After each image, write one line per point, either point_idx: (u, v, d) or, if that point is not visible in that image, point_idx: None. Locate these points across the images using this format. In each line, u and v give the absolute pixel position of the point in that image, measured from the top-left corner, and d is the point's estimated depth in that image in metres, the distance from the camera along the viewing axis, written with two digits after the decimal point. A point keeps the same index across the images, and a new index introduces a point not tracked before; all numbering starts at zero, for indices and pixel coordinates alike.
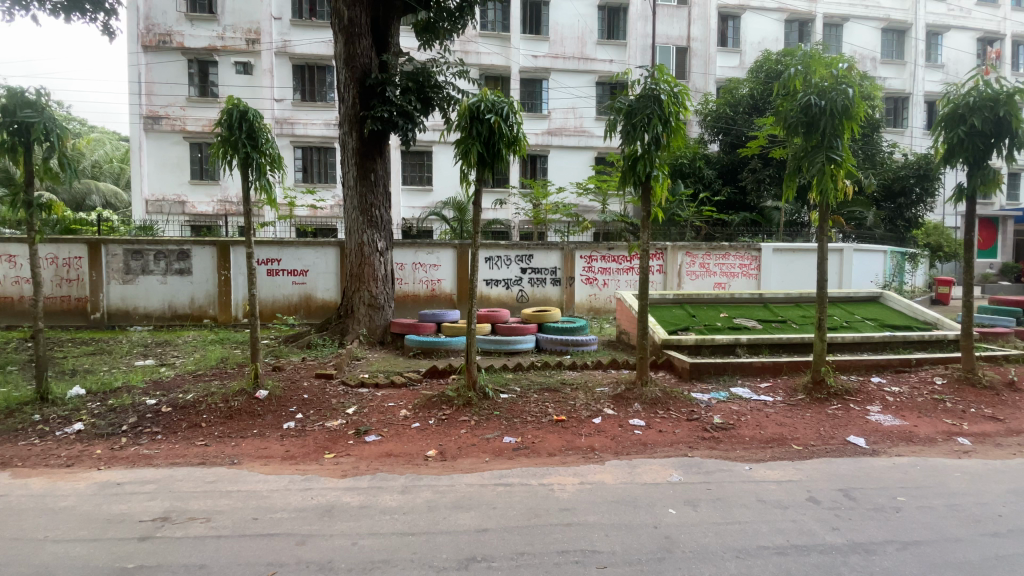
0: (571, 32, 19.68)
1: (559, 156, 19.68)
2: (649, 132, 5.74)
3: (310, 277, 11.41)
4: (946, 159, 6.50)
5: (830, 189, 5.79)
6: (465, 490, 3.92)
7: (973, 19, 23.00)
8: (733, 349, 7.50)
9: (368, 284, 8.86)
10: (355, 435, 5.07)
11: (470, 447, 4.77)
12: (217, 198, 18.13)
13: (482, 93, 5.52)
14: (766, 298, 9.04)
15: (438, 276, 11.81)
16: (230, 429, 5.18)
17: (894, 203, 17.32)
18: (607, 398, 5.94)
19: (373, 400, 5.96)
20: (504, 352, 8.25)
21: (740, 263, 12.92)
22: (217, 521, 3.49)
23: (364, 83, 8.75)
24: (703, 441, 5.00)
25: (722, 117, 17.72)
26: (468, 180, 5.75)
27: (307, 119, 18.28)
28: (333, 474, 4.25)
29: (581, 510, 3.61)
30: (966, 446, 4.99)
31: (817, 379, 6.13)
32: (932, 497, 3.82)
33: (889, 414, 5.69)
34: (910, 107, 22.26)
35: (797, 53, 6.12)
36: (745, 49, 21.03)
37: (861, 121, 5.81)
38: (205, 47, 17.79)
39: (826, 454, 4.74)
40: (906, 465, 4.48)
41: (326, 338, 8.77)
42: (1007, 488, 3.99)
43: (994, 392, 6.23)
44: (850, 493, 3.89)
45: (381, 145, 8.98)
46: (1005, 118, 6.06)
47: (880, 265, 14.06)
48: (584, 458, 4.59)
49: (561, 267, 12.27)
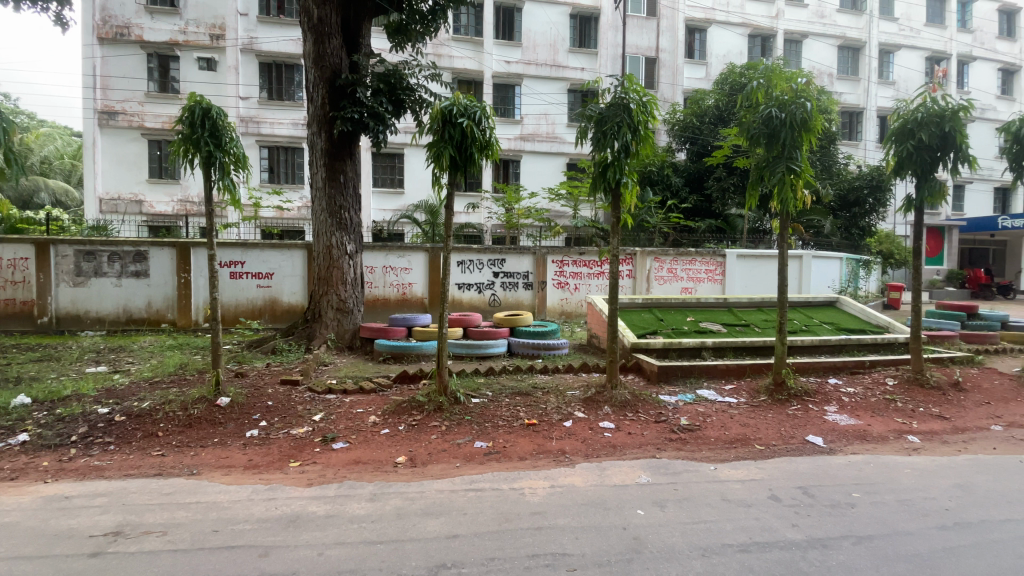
0: (543, 39, 19.89)
1: (531, 161, 19.83)
2: (618, 139, 5.84)
3: (276, 280, 11.10)
4: (896, 171, 6.87)
5: (790, 198, 6.04)
6: (434, 497, 3.88)
7: (922, 39, 24.33)
8: (699, 353, 7.68)
9: (336, 287, 8.70)
10: (321, 442, 4.94)
11: (440, 453, 4.72)
12: (177, 198, 17.45)
13: (454, 97, 5.49)
14: (731, 303, 9.32)
15: (409, 280, 11.69)
16: (190, 439, 4.97)
17: (849, 212, 18.11)
18: (577, 401, 5.99)
19: (340, 406, 5.83)
20: (476, 356, 8.20)
21: (707, 268, 13.28)
22: (173, 534, 3.34)
23: (334, 83, 8.61)
24: (670, 442, 5.10)
25: (690, 127, 18.27)
26: (441, 184, 5.72)
27: (273, 118, 17.80)
28: (299, 483, 4.14)
29: (552, 514, 3.62)
30: (916, 443, 5.25)
31: (778, 380, 6.34)
32: (884, 493, 4.01)
33: (845, 414, 5.94)
34: (864, 121, 23.46)
35: (759, 67, 6.36)
36: (710, 61, 21.70)
37: (819, 133, 6.06)
38: (166, 41, 17.16)
39: (786, 453, 4.91)
40: (861, 462, 4.69)
41: (292, 343, 8.54)
42: (953, 483, 4.23)
43: (941, 392, 6.58)
44: (809, 490, 4.04)
45: (351, 147, 8.84)
46: (950, 133, 6.43)
47: (837, 272, 14.67)
48: (555, 461, 4.61)
49: (533, 271, 12.32)
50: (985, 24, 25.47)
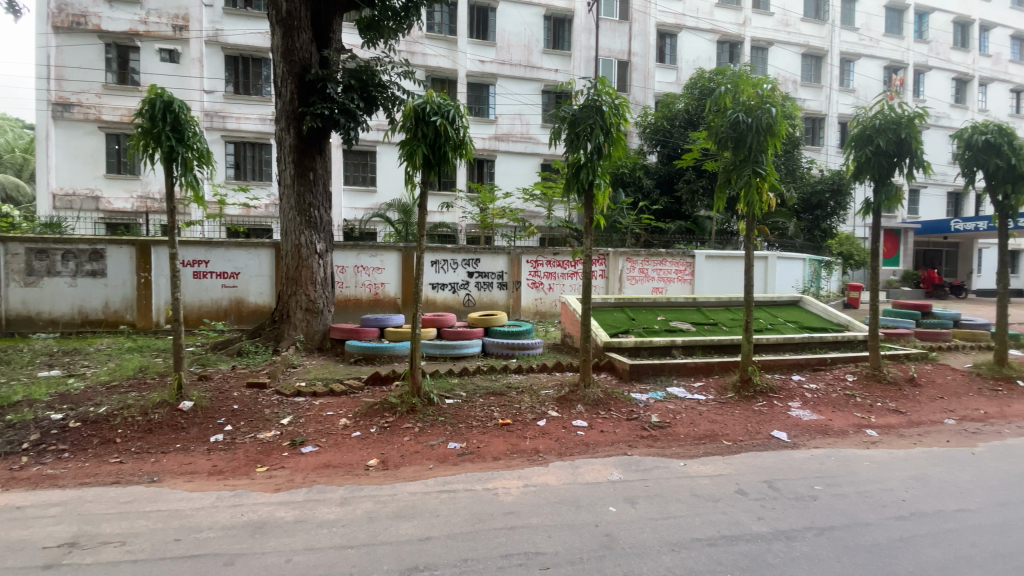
0: (517, 40, 19.92)
1: (505, 161, 19.83)
2: (591, 141, 5.90)
3: (242, 280, 10.75)
4: (856, 176, 7.16)
5: (756, 201, 6.23)
6: (407, 499, 3.82)
7: (880, 49, 25.42)
8: (669, 351, 7.82)
9: (305, 287, 8.50)
10: (290, 446, 4.81)
11: (413, 455, 4.66)
12: (136, 194, 16.72)
13: (427, 95, 5.43)
14: (700, 302, 9.54)
15: (381, 280, 11.51)
16: (150, 445, 4.77)
17: (812, 214, 18.81)
18: (551, 400, 6.02)
19: (310, 409, 5.69)
20: (450, 357, 8.14)
21: (676, 269, 13.57)
22: (132, 544, 3.18)
23: (303, 79, 8.40)
24: (641, 439, 5.18)
25: (660, 130, 18.64)
26: (414, 183, 5.65)
27: (239, 113, 17.26)
28: (266, 488, 4.01)
29: (525, 513, 3.62)
30: (874, 437, 5.49)
31: (745, 377, 6.52)
32: (845, 485, 4.18)
33: (807, 409, 6.16)
34: (826, 127, 24.42)
35: (727, 73, 6.53)
36: (681, 66, 22.17)
37: (783, 138, 6.26)
38: (126, 31, 16.43)
39: (752, 448, 5.05)
40: (823, 456, 4.87)
41: (259, 344, 8.30)
42: (909, 474, 4.43)
43: (897, 387, 6.89)
44: (774, 484, 4.17)
45: (321, 144, 8.64)
46: (907, 140, 6.74)
47: (800, 272, 15.21)
48: (529, 460, 4.62)
49: (507, 271, 12.31)
50: (940, 35, 26.68)
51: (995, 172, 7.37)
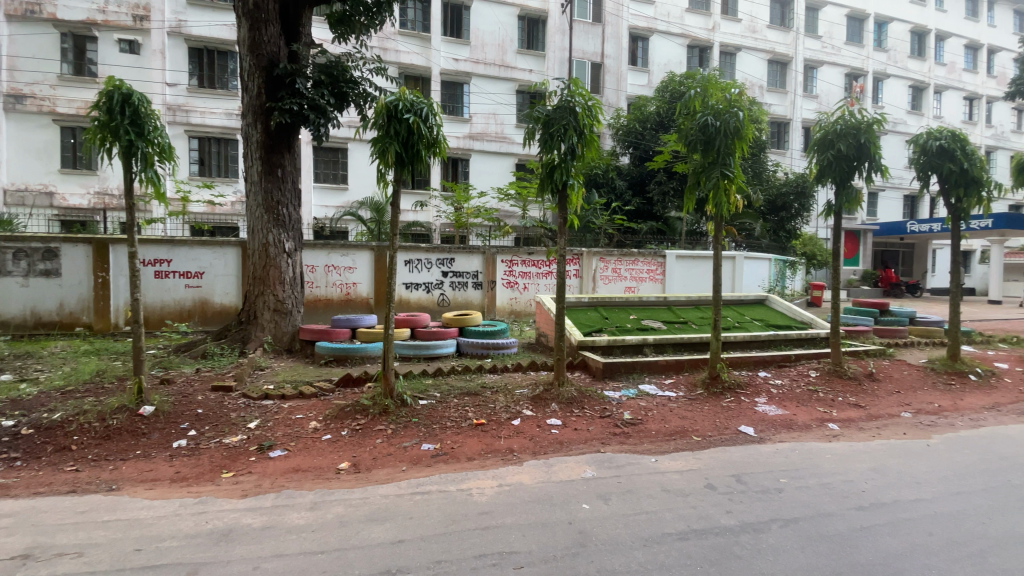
0: (492, 38, 19.88)
1: (480, 161, 19.77)
2: (564, 142, 5.93)
3: (207, 279, 10.39)
4: (819, 179, 7.43)
5: (724, 203, 6.38)
6: (380, 503, 3.76)
7: (842, 57, 26.41)
8: (641, 349, 7.93)
9: (273, 287, 8.27)
10: (258, 451, 4.68)
11: (386, 458, 4.58)
12: (93, 190, 15.96)
13: (400, 92, 5.35)
14: (671, 301, 9.70)
15: (353, 279, 11.31)
16: (109, 451, 4.56)
17: (777, 216, 19.40)
18: (526, 399, 6.03)
19: (278, 412, 5.54)
20: (424, 358, 8.06)
21: (648, 268, 13.79)
22: (90, 556, 3.04)
23: (271, 73, 8.17)
24: (614, 436, 5.24)
25: (632, 132, 18.93)
26: (386, 181, 5.56)
27: (203, 107, 16.66)
28: (232, 494, 3.88)
29: (500, 513, 3.61)
30: (836, 430, 5.70)
31: (714, 374, 6.68)
32: (809, 477, 4.32)
33: (773, 404, 6.35)
34: (790, 131, 25.23)
35: (697, 77, 6.66)
36: (652, 70, 22.55)
37: (750, 141, 6.42)
38: (83, 20, 15.69)
39: (721, 443, 5.17)
40: (787, 450, 5.03)
41: (224, 347, 8.04)
42: (868, 466, 4.61)
43: (857, 382, 7.18)
44: (742, 478, 4.28)
45: (290, 140, 8.42)
46: (866, 144, 7.02)
47: (766, 272, 15.69)
48: (503, 460, 4.61)
49: (482, 271, 12.27)
50: (898, 44, 27.87)
51: (948, 176, 7.74)
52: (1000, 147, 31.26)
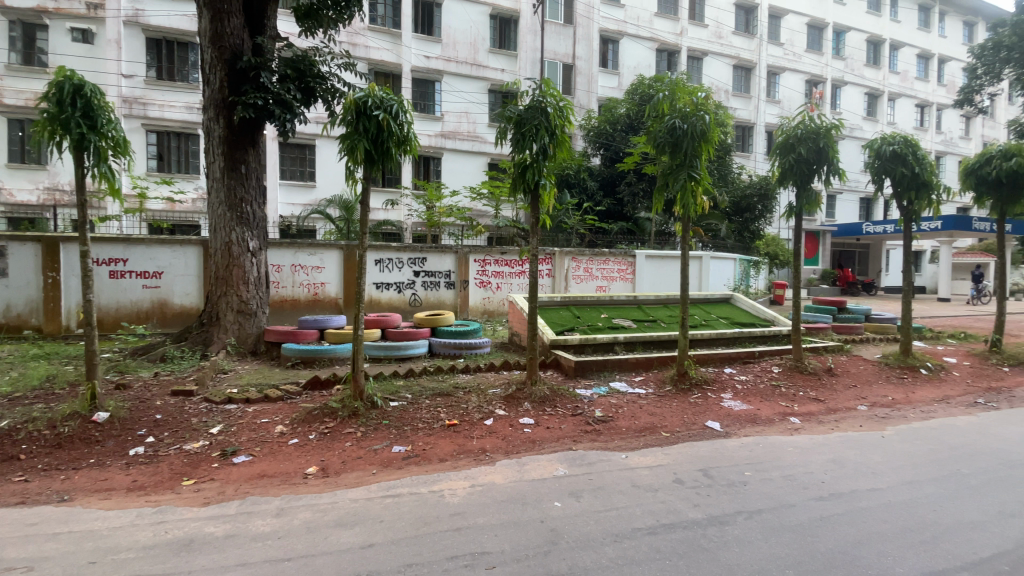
0: (463, 37, 19.77)
1: (451, 160, 19.66)
2: (536, 142, 5.95)
3: (166, 280, 9.97)
4: (781, 181, 7.69)
5: (690, 204, 6.53)
6: (348, 507, 3.68)
7: (803, 64, 27.40)
8: (612, 347, 8.04)
9: (236, 288, 8.01)
10: (221, 457, 4.52)
11: (355, 461, 4.50)
12: (43, 186, 15.11)
13: (369, 88, 5.25)
14: (640, 300, 9.86)
15: (321, 279, 11.06)
16: (59, 461, 4.32)
17: (742, 217, 19.98)
18: (499, 398, 6.02)
19: (242, 417, 5.36)
20: (395, 358, 7.96)
21: (619, 268, 13.98)
22: (39, 571, 2.87)
23: (234, 66, 7.90)
24: (585, 434, 5.29)
25: (603, 133, 19.17)
26: (355, 178, 5.46)
27: (162, 99, 15.99)
28: (193, 502, 3.73)
29: (472, 513, 3.59)
30: (797, 424, 5.90)
31: (681, 371, 6.83)
32: (772, 470, 4.47)
33: (739, 400, 6.54)
34: (754, 135, 26.06)
35: (665, 80, 6.79)
36: (622, 72, 22.89)
37: (716, 144, 6.57)
38: (32, 7, 14.89)
39: (688, 438, 5.29)
40: (751, 443, 5.18)
41: (184, 349, 7.74)
42: (827, 458, 4.80)
43: (817, 377, 7.47)
44: (708, 472, 4.39)
45: (254, 136, 8.17)
46: (825, 148, 7.29)
47: (731, 271, 16.14)
48: (475, 460, 4.59)
49: (454, 271, 12.19)
50: (855, 53, 29.08)
51: (901, 179, 8.09)
52: (949, 153, 32.98)
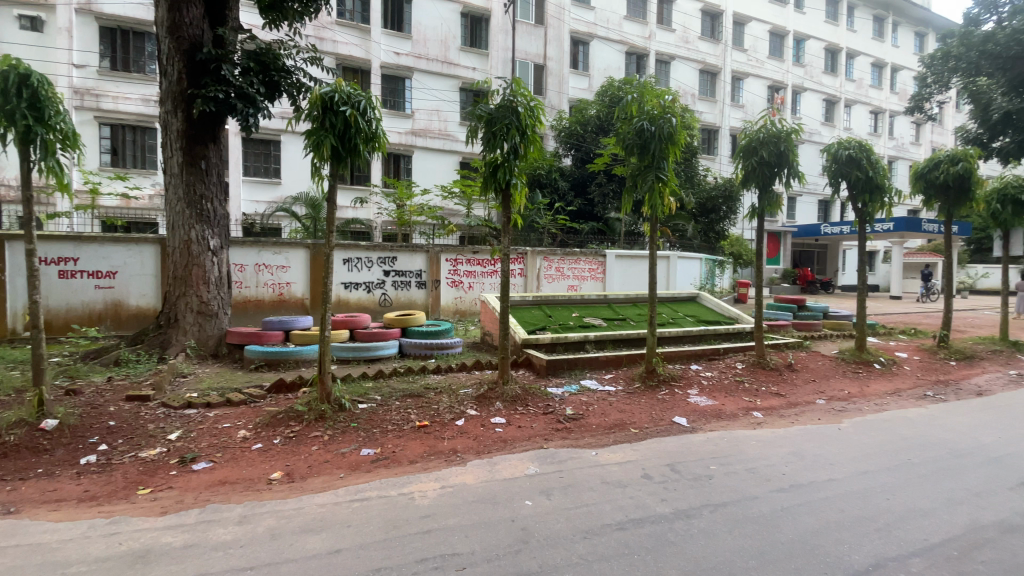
0: (433, 34, 19.58)
1: (422, 158, 19.48)
2: (507, 141, 5.94)
3: (120, 280, 9.51)
4: (744, 183, 7.92)
5: (658, 205, 6.65)
6: (315, 512, 3.59)
7: (765, 70, 28.33)
8: (583, 346, 8.12)
9: (196, 287, 7.71)
10: (179, 464, 4.34)
11: (322, 465, 4.39)
12: None
13: (336, 83, 5.13)
14: (610, 299, 9.98)
15: (286, 279, 10.77)
16: (3, 472, 4.07)
17: (707, 218, 20.49)
18: (470, 398, 5.98)
19: (203, 422, 5.16)
20: (364, 359, 7.82)
21: (590, 267, 14.14)
22: None
23: (193, 57, 7.60)
24: (557, 432, 5.33)
25: (574, 134, 19.35)
26: (322, 176, 5.33)
27: (116, 91, 15.27)
28: (150, 512, 3.57)
29: (442, 515, 3.56)
30: (760, 418, 6.10)
31: (650, 368, 6.95)
32: (736, 463, 4.60)
33: (705, 395, 6.70)
34: (719, 138, 26.81)
35: (634, 82, 6.89)
36: (593, 74, 23.16)
37: (682, 146, 6.70)
38: None
39: (657, 434, 5.38)
40: (716, 438, 5.32)
41: (140, 352, 7.41)
42: (788, 450, 4.97)
43: (778, 372, 7.73)
44: (675, 467, 4.48)
45: (215, 130, 7.88)
46: (785, 152, 7.53)
47: (698, 271, 16.55)
48: (446, 461, 4.55)
49: (425, 270, 12.08)
50: (814, 60, 30.25)
51: (856, 182, 8.46)
52: (900, 158, 34.68)
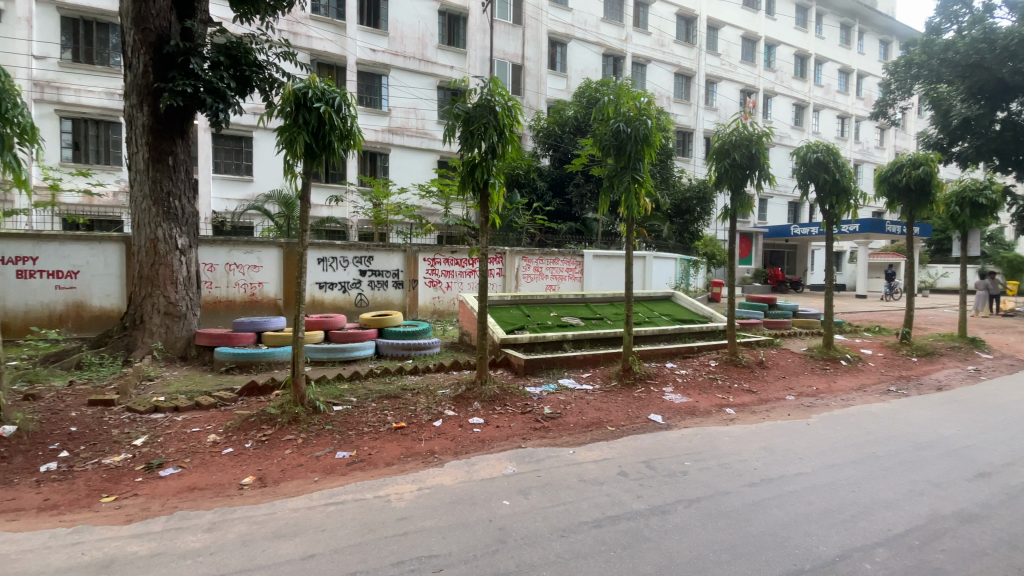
0: (410, 32, 19.40)
1: (399, 156, 19.29)
2: (485, 141, 5.93)
3: (82, 280, 9.14)
4: (718, 185, 8.09)
5: (634, 206, 6.72)
6: (288, 517, 3.51)
7: (738, 74, 28.95)
8: (561, 345, 8.17)
9: (163, 288, 7.47)
10: (145, 470, 4.19)
11: (296, 469, 4.31)
12: None
13: (310, 79, 5.04)
14: (588, 298, 10.06)
15: (259, 279, 10.52)
16: None
17: (682, 219, 20.86)
18: (448, 399, 5.95)
19: (170, 427, 5.01)
20: (339, 361, 7.70)
21: (568, 267, 14.23)
22: None
23: (161, 50, 7.36)
24: (534, 431, 5.34)
25: (551, 135, 19.43)
26: (295, 173, 5.22)
27: (79, 84, 14.68)
28: (114, 520, 3.44)
29: (419, 517, 3.53)
30: (732, 414, 6.23)
31: (627, 366, 7.04)
32: (710, 459, 4.69)
33: (679, 393, 6.82)
34: (693, 141, 27.33)
35: (611, 84, 6.94)
36: (570, 75, 23.30)
37: (657, 148, 6.80)
38: None
39: (632, 432, 5.45)
40: (690, 434, 5.42)
41: (103, 355, 7.15)
42: (759, 445, 5.09)
43: (750, 369, 7.91)
44: (651, 463, 4.54)
45: (183, 126, 7.64)
46: (756, 155, 7.70)
47: (673, 271, 16.82)
48: (423, 463, 4.51)
49: (402, 269, 11.96)
50: (784, 65, 31.04)
51: (823, 185, 8.73)
52: (865, 161, 35.89)
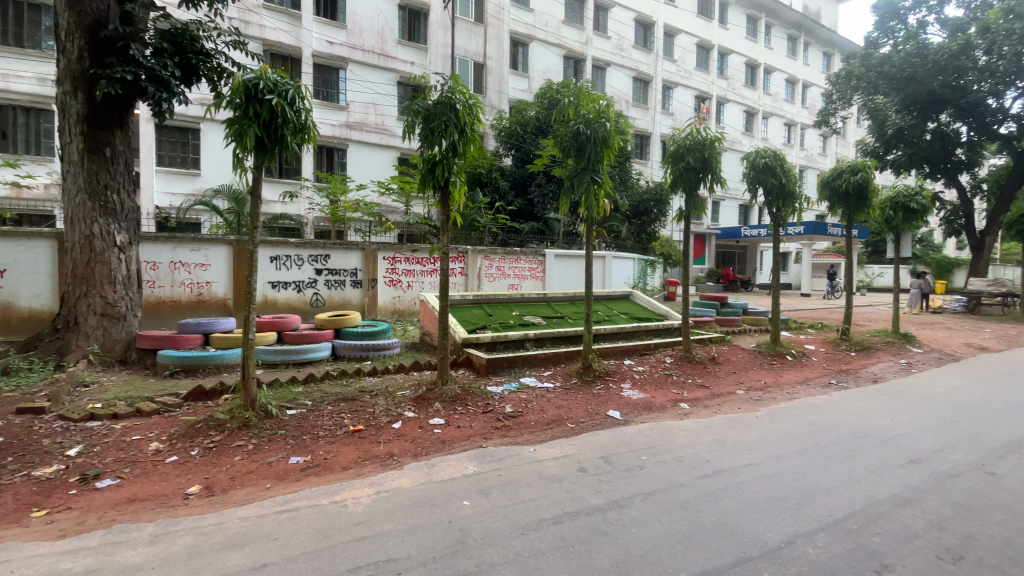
0: (369, 26, 19.01)
1: (357, 152, 18.87)
2: (445, 138, 5.88)
3: (8, 279, 8.46)
4: (673, 187, 8.32)
5: (593, 206, 6.83)
6: (238, 526, 3.37)
7: (693, 80, 29.92)
8: (522, 344, 8.20)
9: (99, 287, 7.02)
10: (80, 482, 3.92)
11: (246, 476, 4.14)
12: None
13: (261, 70, 4.83)
14: (549, 297, 10.15)
15: (206, 278, 10.05)
16: None
17: (640, 220, 21.45)
18: (407, 400, 5.86)
19: (107, 436, 4.70)
20: (293, 363, 7.45)
21: (529, 266, 14.33)
22: None
23: (97, 34, 6.90)
24: (495, 430, 5.34)
25: (513, 134, 19.46)
26: (245, 167, 5.01)
27: (6, 68, 13.59)
28: (45, 536, 3.21)
29: (376, 521, 3.46)
30: (687, 409, 6.44)
31: (586, 364, 7.15)
32: (665, 453, 4.83)
33: (636, 389, 6.99)
34: (651, 144, 28.07)
35: (571, 86, 7.00)
36: (532, 75, 23.42)
37: (616, 150, 6.93)
38: None
39: (591, 428, 5.54)
40: (647, 429, 5.56)
41: (33, 360, 6.65)
42: (712, 439, 5.28)
43: (703, 365, 8.20)
44: (608, 459, 4.63)
45: (122, 115, 7.19)
46: (709, 159, 7.99)
47: (631, 270, 17.22)
48: (381, 466, 4.42)
49: (361, 268, 11.71)
50: (736, 74, 32.31)
51: (771, 189, 9.14)
52: (810, 167, 37.86)
